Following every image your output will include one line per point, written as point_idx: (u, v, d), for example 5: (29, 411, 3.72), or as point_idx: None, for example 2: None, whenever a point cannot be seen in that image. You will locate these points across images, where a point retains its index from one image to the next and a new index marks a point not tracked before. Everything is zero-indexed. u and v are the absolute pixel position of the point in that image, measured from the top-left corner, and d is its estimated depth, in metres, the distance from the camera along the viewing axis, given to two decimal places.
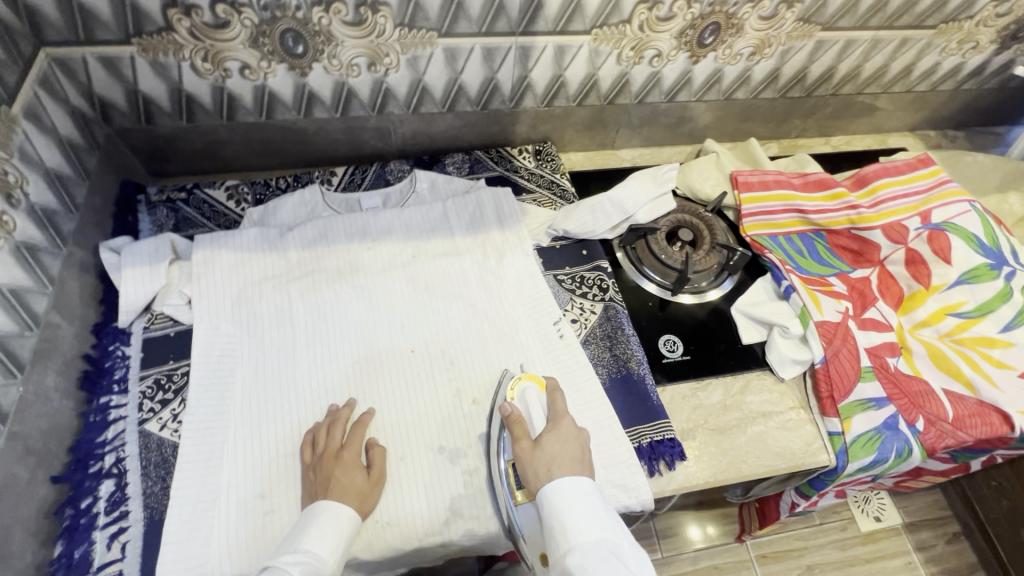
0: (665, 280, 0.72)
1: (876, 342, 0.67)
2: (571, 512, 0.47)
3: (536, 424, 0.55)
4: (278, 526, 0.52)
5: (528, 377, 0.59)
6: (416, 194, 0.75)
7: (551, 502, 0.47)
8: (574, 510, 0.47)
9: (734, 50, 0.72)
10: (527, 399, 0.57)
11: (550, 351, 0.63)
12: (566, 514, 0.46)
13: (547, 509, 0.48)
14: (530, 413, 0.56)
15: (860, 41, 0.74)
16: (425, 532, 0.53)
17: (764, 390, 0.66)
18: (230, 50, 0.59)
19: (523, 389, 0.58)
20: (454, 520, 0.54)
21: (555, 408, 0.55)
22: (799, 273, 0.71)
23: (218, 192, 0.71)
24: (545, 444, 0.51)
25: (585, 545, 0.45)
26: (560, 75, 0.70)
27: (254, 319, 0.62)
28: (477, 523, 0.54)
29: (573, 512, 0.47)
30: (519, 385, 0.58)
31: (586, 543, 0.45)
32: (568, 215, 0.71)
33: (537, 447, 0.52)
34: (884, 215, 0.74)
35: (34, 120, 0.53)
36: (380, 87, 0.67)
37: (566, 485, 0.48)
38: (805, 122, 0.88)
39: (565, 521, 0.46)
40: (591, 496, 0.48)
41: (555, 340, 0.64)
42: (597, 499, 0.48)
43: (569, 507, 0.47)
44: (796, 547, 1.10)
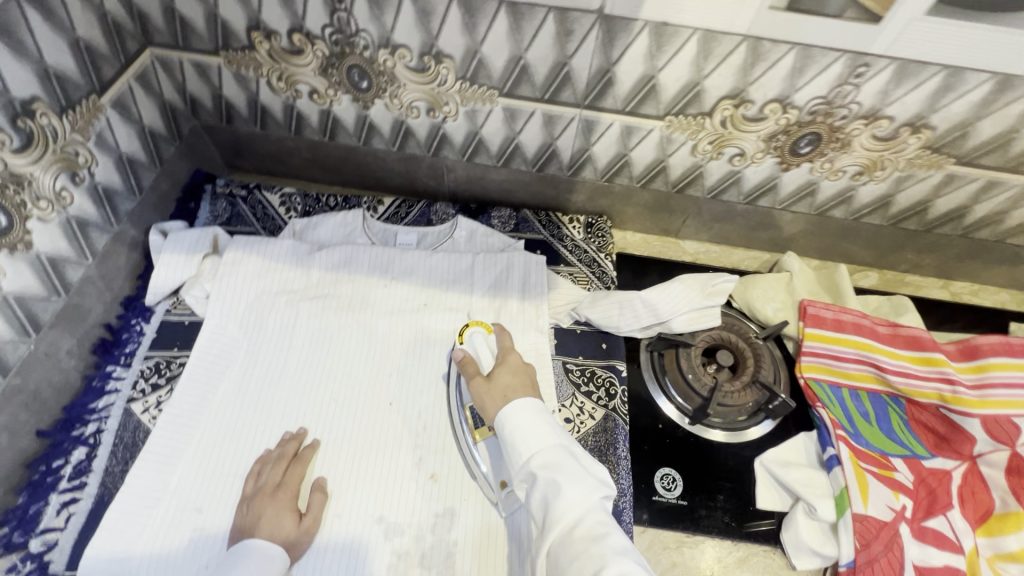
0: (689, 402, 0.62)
1: (933, 563, 0.52)
2: (528, 424, 0.47)
3: (486, 364, 0.58)
4: (201, 546, 0.52)
5: (475, 323, 0.62)
6: (452, 240, 0.73)
7: (507, 421, 0.48)
8: (531, 425, 0.47)
9: (836, 165, 0.61)
10: (475, 344, 0.60)
11: None
12: (524, 429, 0.47)
13: (504, 428, 0.48)
14: (479, 354, 0.59)
15: (1008, 184, 0.60)
16: None
17: (766, 572, 0.55)
18: (302, 74, 0.61)
19: (471, 333, 0.60)
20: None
21: (503, 347, 0.58)
22: (854, 442, 0.59)
23: (274, 196, 0.75)
24: (498, 376, 0.53)
25: (546, 451, 0.45)
26: (624, 154, 0.65)
27: (257, 328, 0.64)
28: None
29: (529, 426, 0.47)
30: (468, 331, 0.60)
31: (546, 447, 0.45)
32: (595, 302, 0.65)
33: (491, 379, 0.53)
34: (991, 402, 0.58)
35: (121, 109, 0.59)
36: (437, 132, 0.66)
37: (519, 406, 0.48)
38: (920, 258, 0.74)
39: (523, 433, 0.46)
40: (544, 412, 0.48)
41: None
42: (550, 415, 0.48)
43: (524, 423, 0.47)
44: None
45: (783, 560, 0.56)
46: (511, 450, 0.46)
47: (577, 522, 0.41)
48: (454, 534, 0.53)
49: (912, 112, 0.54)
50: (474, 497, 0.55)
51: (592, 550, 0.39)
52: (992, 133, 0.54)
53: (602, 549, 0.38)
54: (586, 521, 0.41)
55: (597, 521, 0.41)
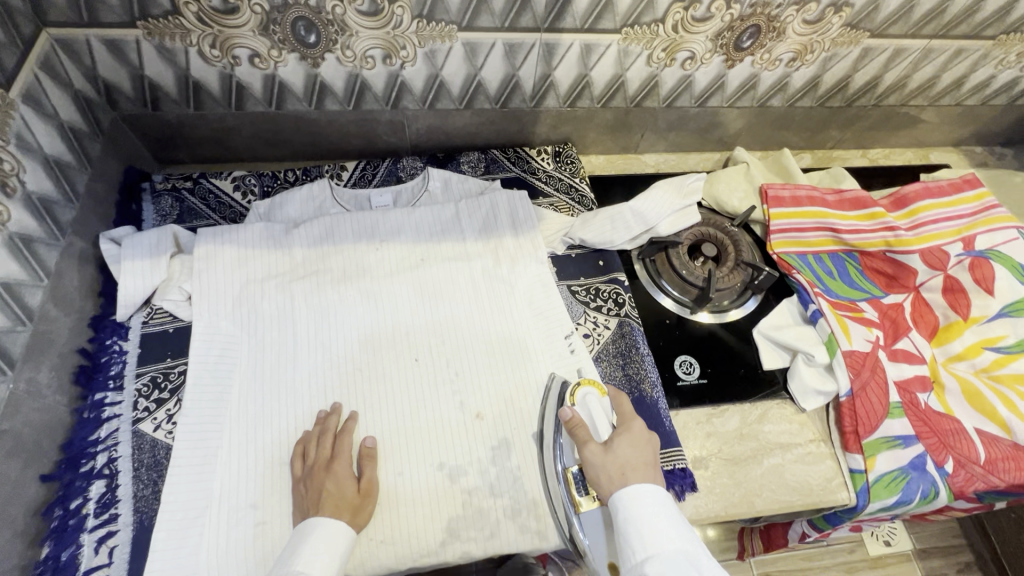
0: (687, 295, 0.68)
1: (907, 375, 0.63)
2: (646, 519, 0.44)
3: (602, 431, 0.54)
4: (269, 538, 0.51)
5: (587, 381, 0.57)
6: (429, 193, 0.72)
7: (625, 506, 0.45)
8: (654, 522, 0.44)
9: (773, 54, 0.67)
10: (589, 406, 0.55)
11: (560, 366, 0.61)
12: (640, 522, 0.44)
13: (619, 516, 0.45)
14: (594, 419, 0.54)
15: (910, 49, 0.69)
16: (421, 553, 0.51)
17: (783, 420, 0.63)
18: (240, 37, 0.56)
19: (585, 393, 0.56)
20: (451, 542, 0.52)
21: (623, 413, 0.53)
22: (828, 296, 0.67)
23: (225, 182, 0.69)
24: (616, 448, 0.50)
25: (665, 556, 0.41)
26: (585, 75, 0.67)
27: (255, 319, 0.60)
28: (474, 545, 0.52)
29: (649, 519, 0.44)
30: (581, 391, 0.56)
31: (665, 550, 0.42)
32: (586, 223, 0.68)
33: (609, 451, 0.50)
34: (923, 239, 0.70)
35: (33, 104, 0.51)
36: (395, 81, 0.64)
37: (638, 493, 0.46)
38: (843, 133, 0.84)
39: (643, 527, 0.43)
40: (669, 509, 0.45)
41: (566, 355, 0.61)
42: (671, 512, 0.44)
43: (648, 517, 0.44)
44: (799, 567, 1.06)
45: (793, 407, 0.64)
46: (625, 546, 0.43)
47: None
48: (515, 459, 0.56)
49: None
50: (523, 424, 0.58)
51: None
52: (897, 2, 0.62)
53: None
54: None
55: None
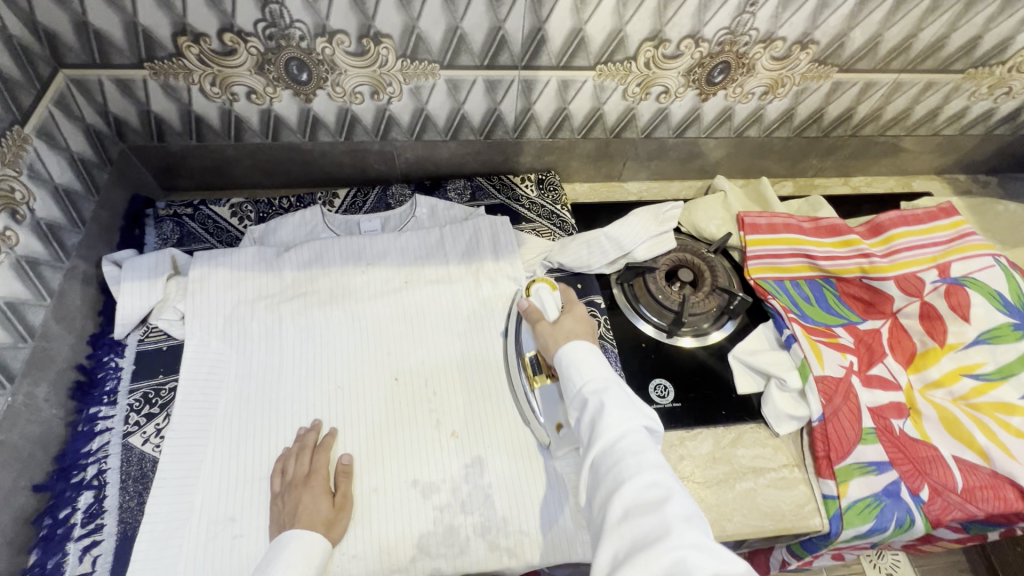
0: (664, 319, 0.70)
1: (881, 402, 0.63)
2: (585, 360, 0.51)
3: (552, 313, 0.61)
4: (245, 551, 0.52)
5: (541, 279, 0.66)
6: (416, 219, 0.75)
7: (566, 355, 0.53)
8: (589, 361, 0.51)
9: (745, 89, 0.70)
10: (542, 296, 0.64)
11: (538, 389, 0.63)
12: (581, 364, 0.51)
13: (563, 362, 0.53)
14: (545, 306, 0.62)
15: (880, 83, 0.71)
16: (391, 569, 0.53)
17: (757, 444, 0.63)
18: (237, 76, 0.61)
19: (539, 287, 0.64)
20: (421, 558, 0.53)
21: (570, 300, 0.62)
22: (803, 322, 0.68)
23: (223, 209, 0.73)
24: (563, 322, 0.58)
25: (599, 381, 0.49)
26: (564, 108, 0.70)
27: (243, 337, 0.63)
28: (444, 563, 0.53)
29: (587, 361, 0.52)
30: (536, 285, 0.65)
31: (599, 379, 0.50)
32: (564, 248, 0.70)
33: (557, 324, 0.58)
34: (898, 265, 0.71)
35: (46, 138, 0.56)
36: (383, 115, 0.68)
37: (577, 347, 0.53)
38: (823, 162, 0.85)
39: (581, 365, 0.51)
40: (602, 356, 0.53)
41: None
42: (605, 358, 0.52)
43: (586, 356, 0.52)
44: None
45: (768, 432, 0.64)
46: (568, 380, 0.51)
47: (617, 438, 0.44)
48: (487, 478, 0.57)
49: (799, 31, 0.63)
50: (497, 444, 0.60)
51: (630, 462, 0.43)
52: (862, 39, 0.65)
53: (639, 461, 0.42)
54: (627, 438, 0.44)
55: (637, 439, 0.44)
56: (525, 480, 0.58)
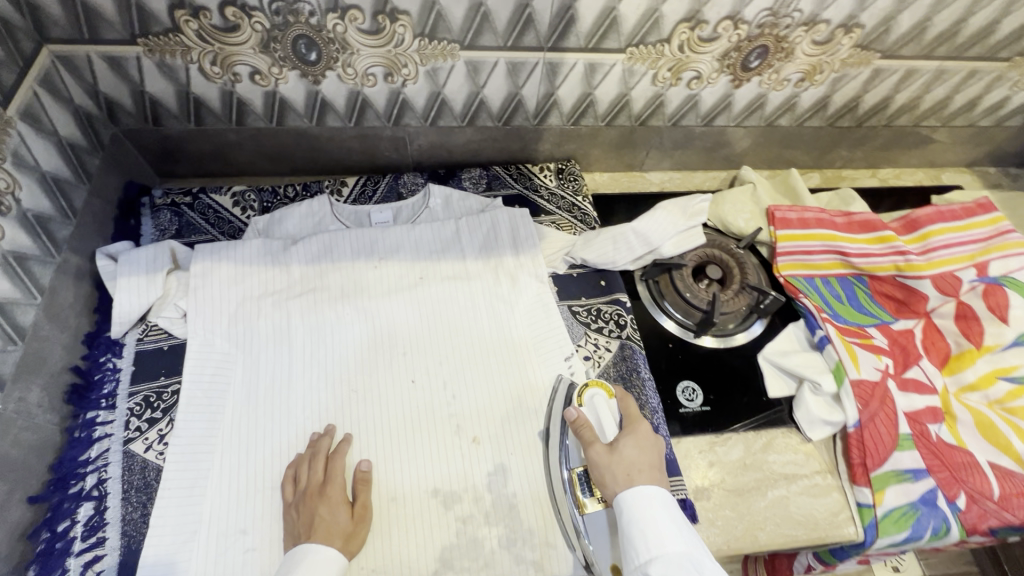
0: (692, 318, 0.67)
1: (917, 406, 0.61)
2: (651, 523, 0.45)
3: (608, 431, 0.54)
4: (258, 565, 0.50)
5: (596, 382, 0.57)
6: (429, 210, 0.71)
7: (628, 508, 0.47)
8: (655, 524, 0.45)
9: (781, 75, 0.66)
10: (595, 406, 0.55)
11: None
12: (647, 527, 0.45)
13: (624, 516, 0.47)
14: (601, 420, 0.55)
15: (922, 70, 0.67)
16: None
17: (788, 450, 0.61)
18: (240, 54, 0.56)
19: (593, 394, 0.56)
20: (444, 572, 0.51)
21: (629, 414, 0.54)
22: (836, 322, 0.66)
23: (225, 198, 0.69)
24: (622, 449, 0.51)
25: (669, 558, 0.43)
26: (589, 93, 0.66)
27: (250, 336, 0.60)
28: None
29: (653, 524, 0.45)
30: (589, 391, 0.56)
31: (667, 554, 0.43)
32: (588, 242, 0.66)
33: (614, 451, 0.51)
34: (935, 264, 0.68)
35: (32, 121, 0.51)
36: (397, 99, 0.63)
37: (644, 494, 0.47)
38: (852, 152, 0.82)
39: (645, 530, 0.45)
40: (672, 511, 0.46)
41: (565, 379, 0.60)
42: (676, 516, 0.46)
43: (653, 518, 0.45)
44: None
45: (799, 437, 0.62)
46: (629, 547, 0.45)
47: None
48: (511, 486, 0.55)
49: (844, 13, 0.59)
50: (520, 451, 0.57)
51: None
52: (909, 23, 0.61)
53: None
54: None
55: None
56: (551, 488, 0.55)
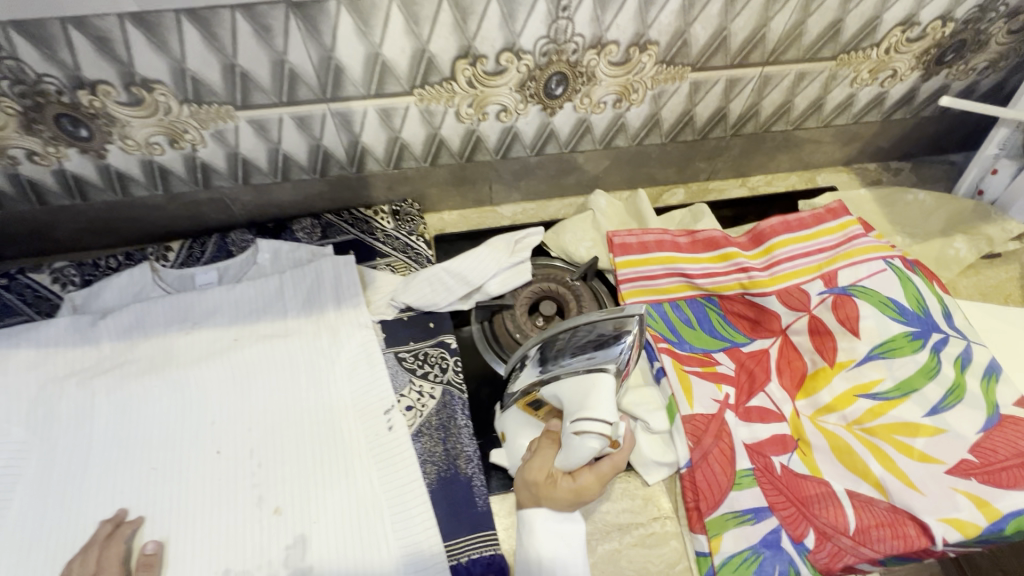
0: (602, 413, 0.46)
1: (760, 437, 0.57)
2: (547, 540, 0.48)
3: (567, 466, 0.49)
4: None
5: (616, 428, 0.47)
6: (257, 265, 0.69)
7: (528, 520, 0.49)
8: (550, 540, 0.48)
9: (594, 98, 0.63)
10: (581, 448, 0.47)
11: (374, 448, 0.57)
12: (541, 542, 0.47)
13: (524, 522, 0.49)
14: (574, 456, 0.48)
15: (745, 78, 0.64)
16: None
17: (625, 496, 0.57)
18: (7, 138, 0.55)
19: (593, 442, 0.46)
20: None
21: (591, 481, 0.49)
22: (677, 351, 0.62)
23: (43, 276, 0.67)
24: (559, 488, 0.48)
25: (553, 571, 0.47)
26: (396, 137, 0.64)
27: (49, 421, 0.58)
28: None
29: (546, 540, 0.48)
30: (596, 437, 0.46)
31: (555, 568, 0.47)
32: (408, 286, 0.64)
33: (556, 485, 0.49)
34: (780, 278, 0.64)
35: None
36: (195, 163, 0.62)
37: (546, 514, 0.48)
38: (712, 164, 0.79)
39: (540, 543, 0.47)
40: (569, 527, 0.49)
41: (382, 433, 0.58)
42: (570, 531, 0.48)
43: (545, 537, 0.48)
44: None
45: (639, 481, 0.58)
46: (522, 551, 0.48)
47: None
48: (309, 559, 0.52)
49: (630, 32, 0.56)
50: (323, 518, 0.53)
51: None
52: (706, 35, 0.58)
53: None
54: None
55: None
56: (352, 557, 0.52)
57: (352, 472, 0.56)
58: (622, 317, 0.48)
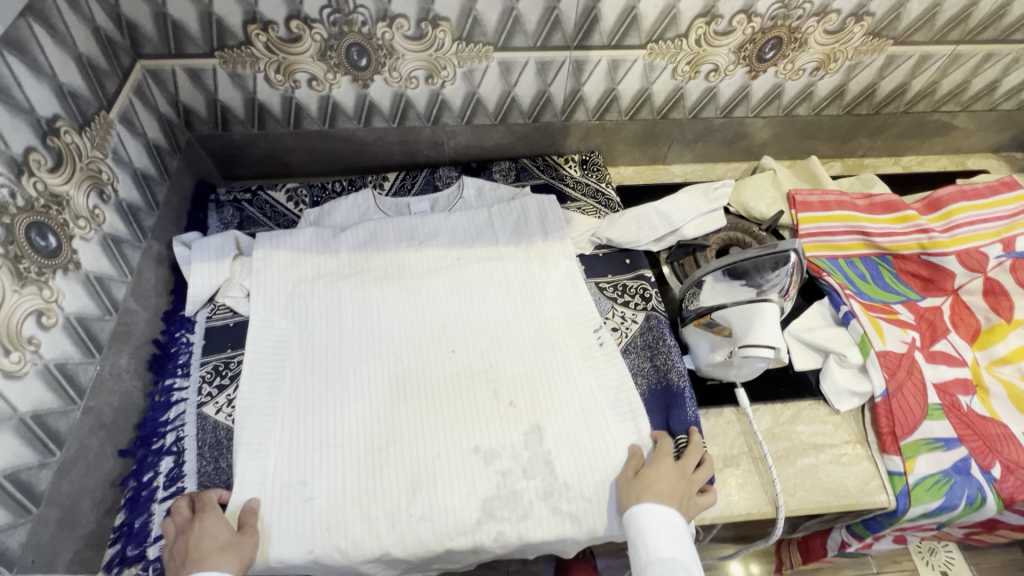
0: (766, 339, 0.52)
1: (946, 377, 0.62)
2: (655, 533, 0.49)
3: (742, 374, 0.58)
4: (318, 512, 0.54)
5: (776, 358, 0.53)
6: (463, 199, 0.77)
7: (636, 519, 0.50)
8: (656, 530, 0.49)
9: (796, 65, 0.69)
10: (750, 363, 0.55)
11: (589, 359, 0.64)
12: (649, 537, 0.49)
13: (630, 522, 0.51)
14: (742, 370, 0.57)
15: (937, 55, 0.70)
16: (457, 531, 0.53)
17: (816, 421, 0.63)
18: (301, 62, 0.63)
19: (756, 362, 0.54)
20: (486, 521, 0.54)
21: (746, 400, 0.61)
22: (860, 299, 0.68)
23: (279, 194, 0.76)
24: (646, 475, 0.53)
25: (665, 564, 0.48)
26: (613, 89, 0.71)
27: (305, 313, 0.66)
28: (508, 525, 0.54)
29: (653, 533, 0.49)
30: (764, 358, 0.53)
31: (664, 559, 0.48)
32: (612, 223, 0.71)
33: (640, 476, 0.53)
34: (960, 240, 0.69)
35: (127, 124, 0.59)
36: (436, 99, 0.70)
37: (644, 508, 0.50)
38: (873, 140, 0.84)
39: (648, 539, 0.49)
40: (671, 520, 0.50)
41: (594, 348, 0.64)
42: (671, 523, 0.50)
43: (648, 529, 0.49)
44: None
45: (827, 409, 0.64)
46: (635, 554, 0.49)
47: None
48: (547, 444, 0.58)
49: (855, 2, 0.62)
50: (554, 412, 0.60)
51: None
52: (919, 10, 0.64)
53: None
54: None
55: None
56: (585, 447, 0.58)
57: (572, 378, 0.63)
58: (780, 253, 0.52)
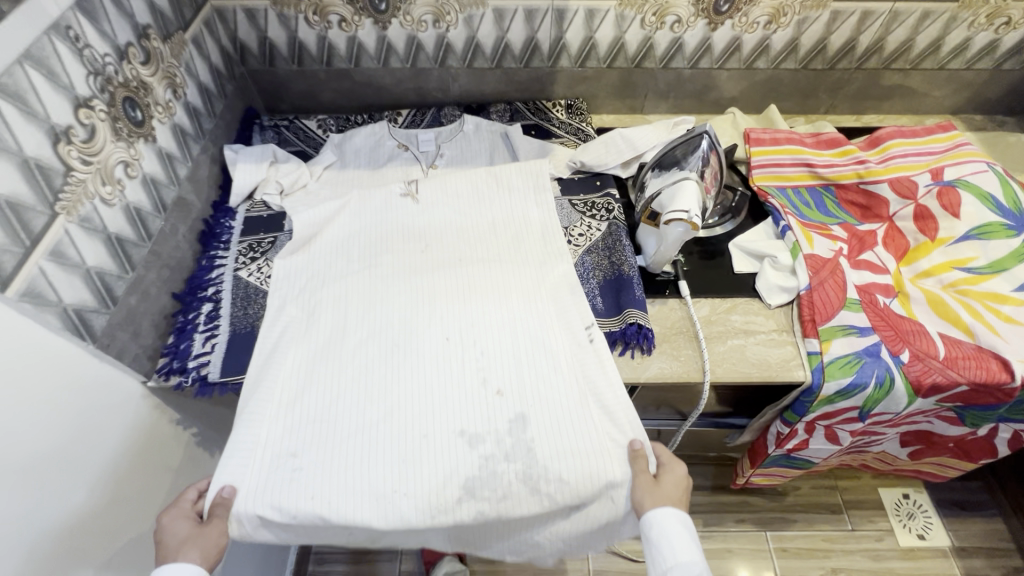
0: (685, 206, 0.63)
1: (868, 280, 0.71)
2: (677, 538, 0.52)
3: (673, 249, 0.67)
4: (304, 483, 0.53)
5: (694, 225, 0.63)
6: (463, 133, 0.89)
7: (655, 522, 0.53)
8: (679, 535, 0.52)
9: (750, 18, 0.81)
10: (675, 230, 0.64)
11: (578, 353, 0.62)
12: (670, 538, 0.52)
13: (649, 528, 0.53)
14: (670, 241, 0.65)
15: (878, 11, 0.80)
16: (436, 509, 0.52)
17: (750, 312, 0.72)
18: (333, 5, 0.79)
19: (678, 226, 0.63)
20: (466, 500, 0.53)
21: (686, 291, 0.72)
22: (799, 218, 0.77)
23: (312, 122, 0.91)
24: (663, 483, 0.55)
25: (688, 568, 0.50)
26: (591, 37, 0.83)
27: (316, 301, 0.65)
28: (488, 505, 0.53)
29: (675, 537, 0.52)
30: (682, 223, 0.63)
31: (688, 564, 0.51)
32: (586, 149, 0.83)
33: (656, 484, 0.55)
34: (892, 169, 0.78)
35: (198, 47, 0.76)
36: (442, 42, 0.84)
37: (665, 513, 0.53)
38: (833, 96, 0.94)
39: (670, 541, 0.52)
40: (688, 526, 0.53)
41: (585, 343, 0.62)
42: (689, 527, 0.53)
43: (669, 535, 0.52)
44: (822, 547, 1.11)
45: (761, 305, 0.73)
46: (657, 556, 0.52)
47: None
48: (530, 432, 0.56)
49: None
50: (542, 402, 0.58)
51: None
52: None
53: None
54: None
55: None
56: (570, 436, 0.56)
57: (560, 370, 0.60)
58: (694, 137, 0.69)
